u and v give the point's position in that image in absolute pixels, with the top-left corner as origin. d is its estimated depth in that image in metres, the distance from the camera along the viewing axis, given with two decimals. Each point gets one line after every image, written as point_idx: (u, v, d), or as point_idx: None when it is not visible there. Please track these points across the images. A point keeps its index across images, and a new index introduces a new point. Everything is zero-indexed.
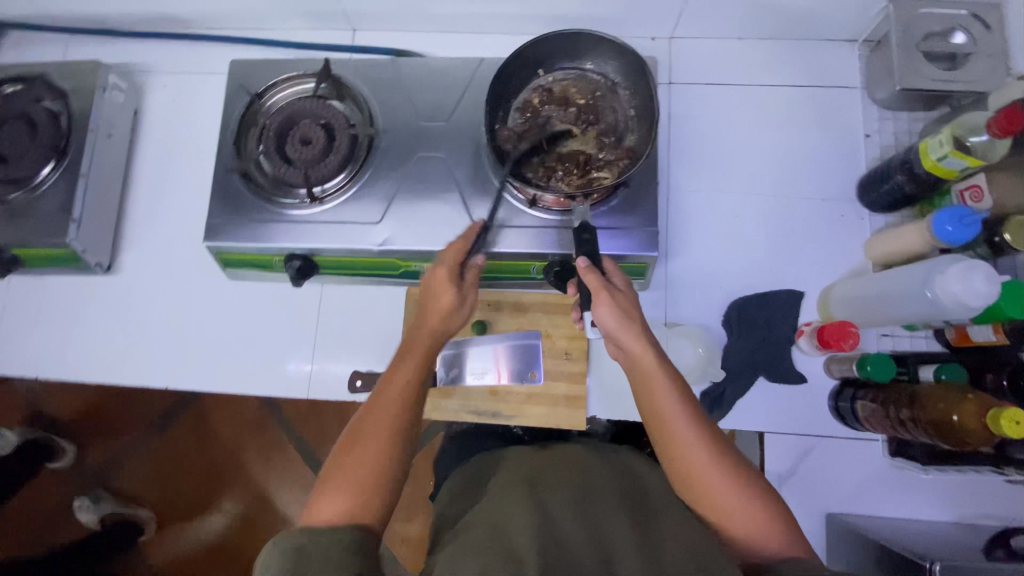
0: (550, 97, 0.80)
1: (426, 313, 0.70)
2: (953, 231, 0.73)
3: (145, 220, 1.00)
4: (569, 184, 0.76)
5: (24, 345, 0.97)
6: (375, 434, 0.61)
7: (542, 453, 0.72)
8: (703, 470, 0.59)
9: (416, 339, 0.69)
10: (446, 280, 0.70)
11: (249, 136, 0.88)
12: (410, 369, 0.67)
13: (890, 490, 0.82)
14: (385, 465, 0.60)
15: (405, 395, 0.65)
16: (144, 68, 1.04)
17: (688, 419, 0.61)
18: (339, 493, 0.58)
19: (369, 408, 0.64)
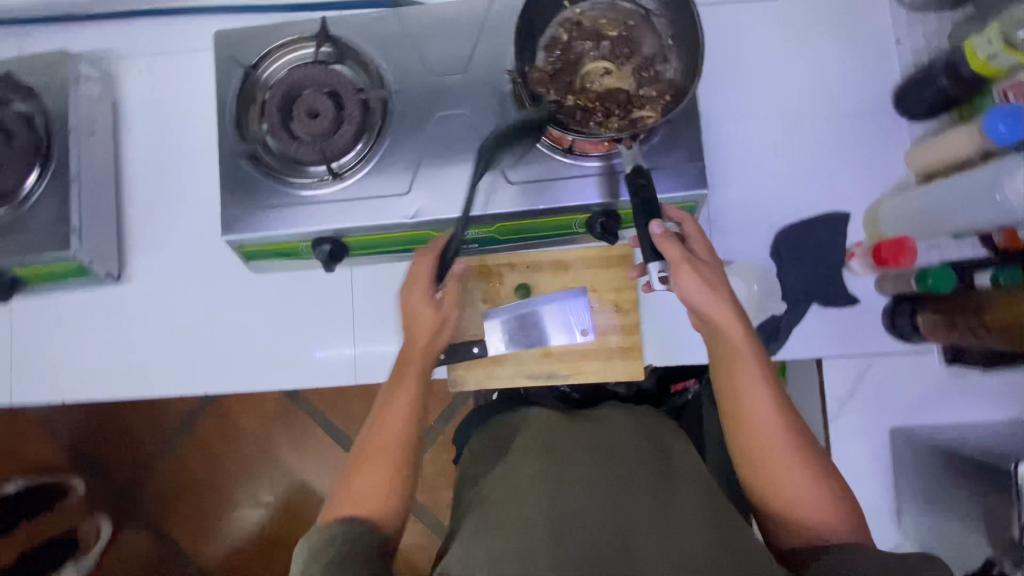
0: (579, 33, 0.75)
1: (414, 333, 0.75)
2: (1005, 129, 0.69)
3: (147, 221, 0.93)
4: (610, 126, 0.72)
5: (41, 369, 0.92)
6: (364, 461, 0.67)
7: (568, 417, 0.73)
8: (775, 453, 0.60)
9: (402, 370, 0.73)
10: (424, 302, 0.74)
11: (251, 115, 0.81)
12: (411, 384, 0.72)
13: (950, 398, 0.83)
14: (382, 503, 0.65)
15: (404, 420, 0.69)
16: (112, 53, 0.94)
17: (767, 395, 0.62)
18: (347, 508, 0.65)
19: (372, 432, 0.69)
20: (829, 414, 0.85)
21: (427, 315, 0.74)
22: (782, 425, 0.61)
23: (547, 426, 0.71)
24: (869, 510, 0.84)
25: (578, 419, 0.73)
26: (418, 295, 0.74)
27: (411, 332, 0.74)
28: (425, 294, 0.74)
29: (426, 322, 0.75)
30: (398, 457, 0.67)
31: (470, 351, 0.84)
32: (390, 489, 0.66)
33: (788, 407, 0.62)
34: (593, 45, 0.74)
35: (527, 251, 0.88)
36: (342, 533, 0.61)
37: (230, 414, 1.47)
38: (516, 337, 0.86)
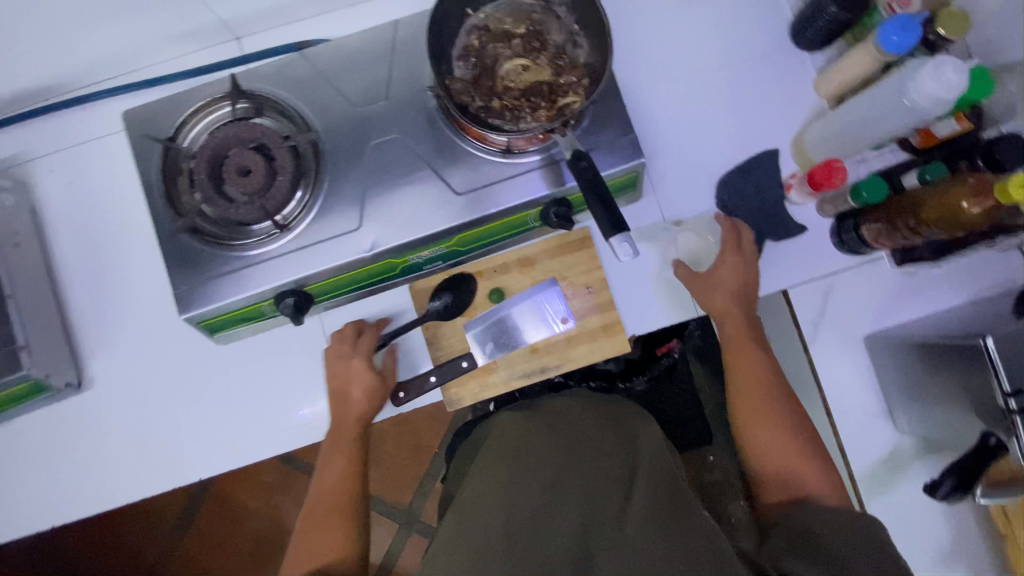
0: (489, 35, 0.76)
1: (347, 398, 0.82)
2: (899, 40, 0.75)
3: (96, 320, 0.88)
4: (541, 119, 0.73)
5: (20, 500, 0.86)
6: (335, 485, 0.80)
7: (529, 416, 0.82)
8: (794, 454, 0.75)
9: (345, 391, 0.82)
10: (363, 368, 0.82)
11: (179, 188, 0.78)
12: (346, 449, 0.82)
13: (909, 296, 0.88)
14: (343, 489, 0.80)
15: (348, 437, 0.82)
16: (17, 158, 0.90)
17: (783, 432, 0.76)
18: (303, 558, 0.76)
19: (333, 443, 0.82)
20: (806, 339, 0.89)
21: (362, 375, 0.82)
22: (791, 434, 0.76)
23: (513, 433, 0.80)
24: (864, 417, 0.88)
25: (537, 415, 0.82)
26: (358, 363, 0.82)
27: (353, 385, 0.82)
28: (359, 365, 0.82)
29: (348, 373, 0.82)
30: (352, 465, 0.82)
31: (459, 367, 0.84)
32: (348, 519, 0.78)
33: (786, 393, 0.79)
34: (504, 44, 0.75)
35: (490, 256, 0.88)
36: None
37: (231, 496, 1.42)
38: (499, 341, 0.86)
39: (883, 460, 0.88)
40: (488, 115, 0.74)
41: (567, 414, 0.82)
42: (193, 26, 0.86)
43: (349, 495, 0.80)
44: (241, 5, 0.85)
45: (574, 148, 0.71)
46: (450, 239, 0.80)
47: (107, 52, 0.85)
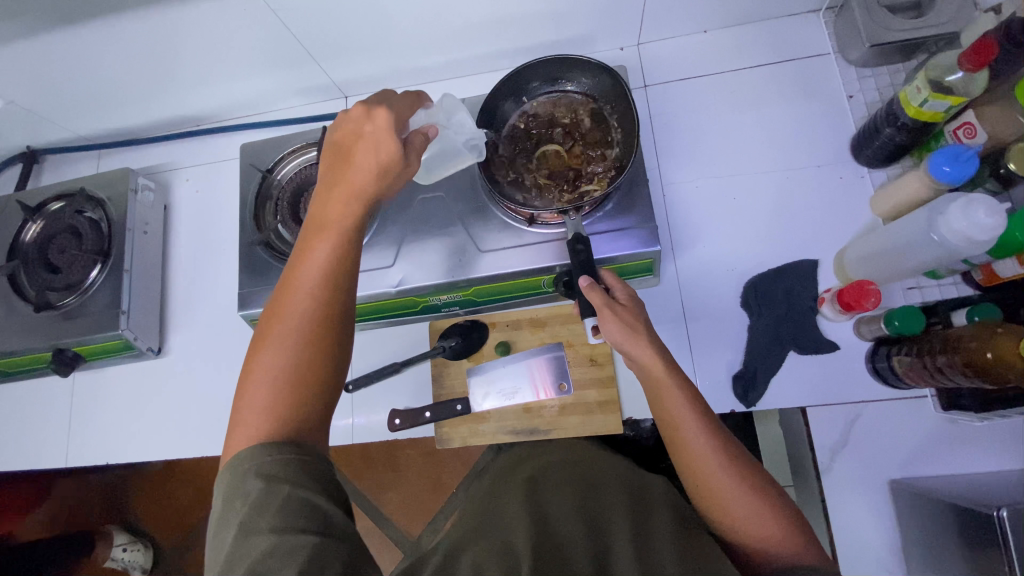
0: (535, 121, 0.85)
1: (359, 159, 0.63)
2: (952, 170, 0.72)
3: (187, 302, 1.08)
4: (561, 200, 0.80)
5: (91, 436, 1.05)
6: (299, 304, 0.59)
7: (541, 459, 0.84)
8: (733, 498, 0.61)
9: (352, 151, 0.64)
10: (389, 127, 0.62)
11: (266, 210, 0.96)
12: (332, 259, 0.61)
13: (951, 445, 0.78)
14: (329, 294, 0.60)
15: (346, 213, 0.63)
16: (169, 166, 1.15)
17: (735, 482, 0.61)
18: (258, 406, 0.55)
19: (321, 226, 0.63)
20: (820, 466, 0.82)
21: (382, 138, 0.62)
22: (758, 512, 0.59)
23: (532, 466, 0.83)
24: (877, 572, 0.78)
25: (551, 455, 0.84)
26: (383, 118, 0.62)
27: (367, 151, 0.63)
28: (385, 119, 0.62)
29: (363, 115, 0.63)
30: (339, 263, 0.61)
31: (453, 408, 0.90)
32: (326, 337, 0.58)
33: (729, 441, 0.64)
34: (547, 131, 0.84)
35: (507, 312, 0.95)
36: (286, 455, 0.52)
37: None
38: (498, 394, 0.91)
39: None
40: (517, 189, 0.82)
41: (586, 452, 0.84)
42: (312, 85, 1.07)
43: (339, 306, 0.60)
44: (350, 72, 1.05)
45: (578, 231, 0.76)
46: (468, 289, 0.88)
47: (247, 95, 1.09)
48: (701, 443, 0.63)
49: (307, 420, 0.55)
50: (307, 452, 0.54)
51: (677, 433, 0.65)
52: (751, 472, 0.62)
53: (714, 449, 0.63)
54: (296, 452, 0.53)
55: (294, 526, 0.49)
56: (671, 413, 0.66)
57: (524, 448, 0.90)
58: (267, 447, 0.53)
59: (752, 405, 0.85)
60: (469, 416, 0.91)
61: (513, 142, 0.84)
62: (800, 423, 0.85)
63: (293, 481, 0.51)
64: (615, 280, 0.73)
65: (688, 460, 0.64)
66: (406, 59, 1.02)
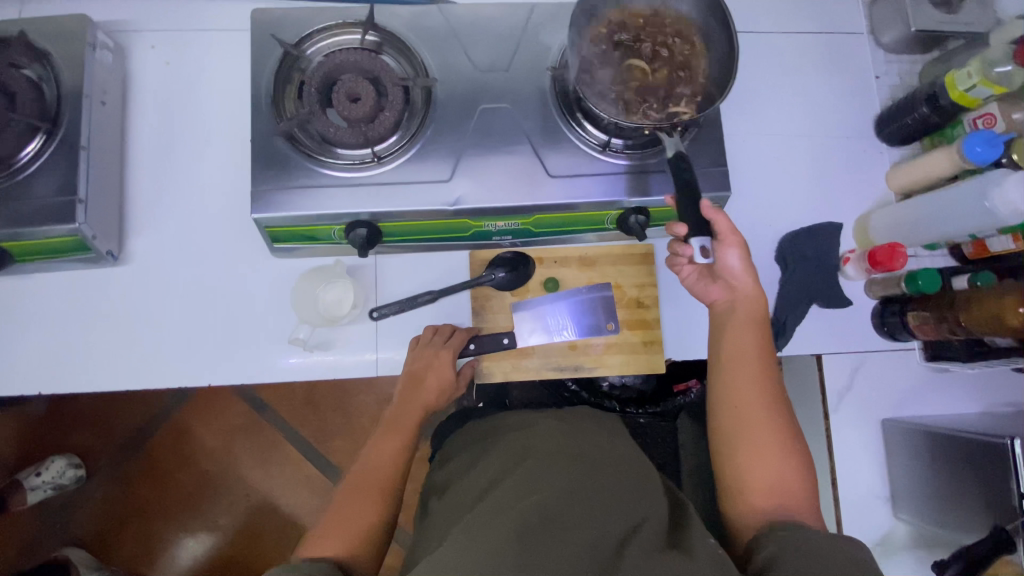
0: (626, 37, 0.80)
1: (416, 387, 0.82)
2: (982, 151, 0.81)
3: (155, 202, 0.87)
4: (650, 117, 0.77)
5: (13, 357, 0.82)
6: (381, 468, 0.74)
7: (537, 420, 0.78)
8: (760, 448, 0.69)
9: (422, 376, 0.82)
10: (450, 362, 0.82)
11: (287, 95, 0.79)
12: (396, 443, 0.77)
13: (930, 391, 0.92)
14: (395, 467, 0.75)
15: (413, 420, 0.80)
16: (125, 25, 0.90)
17: (765, 433, 0.69)
18: (331, 541, 0.66)
19: (392, 424, 0.80)
20: (829, 407, 0.92)
21: (443, 370, 0.82)
22: (776, 468, 0.68)
23: (524, 430, 0.76)
24: (867, 496, 0.90)
25: (552, 417, 0.78)
26: (446, 356, 0.83)
27: (430, 376, 0.82)
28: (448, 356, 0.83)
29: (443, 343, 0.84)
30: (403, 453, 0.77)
31: (499, 342, 0.85)
32: (388, 502, 0.71)
33: (782, 405, 0.72)
34: (638, 52, 0.80)
35: (554, 246, 0.91)
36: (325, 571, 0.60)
37: (185, 427, 1.44)
38: (542, 330, 0.88)
39: (878, 542, 0.89)
40: (604, 102, 0.77)
41: (586, 415, 0.79)
42: None
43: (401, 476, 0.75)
44: None
45: (679, 150, 0.75)
46: (528, 216, 0.82)
47: None
48: (752, 392, 0.72)
49: (368, 554, 0.67)
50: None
51: (731, 378, 0.73)
52: (787, 439, 0.69)
53: (765, 407, 0.71)
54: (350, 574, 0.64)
55: None
56: (737, 362, 0.74)
57: (518, 416, 0.83)
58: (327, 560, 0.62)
59: (780, 351, 0.91)
60: (511, 351, 0.87)
61: (602, 54, 0.79)
62: (813, 369, 0.94)
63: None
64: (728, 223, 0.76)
65: (735, 406, 0.72)
66: None
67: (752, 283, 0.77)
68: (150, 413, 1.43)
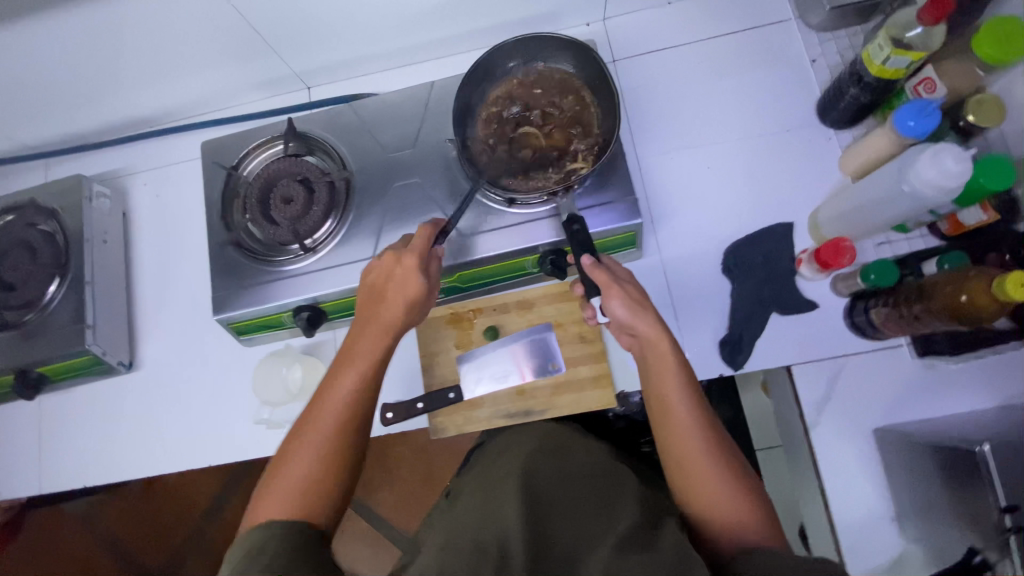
0: (513, 110, 0.84)
1: (382, 302, 0.74)
2: (916, 124, 0.73)
3: (157, 312, 1.03)
4: (550, 181, 0.79)
5: (63, 459, 0.99)
6: (334, 403, 0.69)
7: (524, 445, 0.81)
8: (705, 476, 0.63)
9: (384, 289, 0.74)
10: (413, 267, 0.73)
11: (234, 207, 0.92)
12: (358, 374, 0.70)
13: (928, 391, 0.82)
14: (354, 405, 0.69)
15: (376, 348, 0.72)
16: (124, 172, 1.10)
17: (710, 463, 0.63)
18: (280, 494, 0.64)
19: (352, 351, 0.72)
20: (809, 421, 0.84)
21: (407, 276, 0.73)
22: (728, 498, 0.62)
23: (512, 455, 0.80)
24: (867, 517, 0.81)
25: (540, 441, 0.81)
26: (410, 260, 0.73)
27: (394, 287, 0.73)
28: (411, 263, 0.73)
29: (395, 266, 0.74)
30: (368, 384, 0.71)
31: (446, 397, 0.89)
32: (344, 449, 0.67)
33: (714, 427, 0.67)
34: (528, 119, 0.83)
35: (493, 296, 0.95)
36: (280, 531, 0.61)
37: (245, 493, 1.61)
38: (488, 378, 0.91)
39: (888, 569, 0.79)
40: (506, 177, 0.81)
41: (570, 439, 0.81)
42: (273, 77, 1.04)
43: (359, 421, 0.70)
44: (311, 62, 1.01)
45: (571, 212, 0.78)
46: (452, 276, 0.87)
47: (201, 91, 1.04)
48: (686, 423, 0.66)
49: (323, 508, 0.65)
50: (315, 536, 0.63)
51: (662, 411, 0.68)
52: (727, 463, 0.64)
53: (700, 434, 0.65)
54: (296, 529, 0.62)
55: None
56: (663, 398, 0.68)
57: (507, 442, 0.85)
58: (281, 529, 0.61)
59: (739, 367, 0.86)
60: (462, 404, 0.91)
61: (494, 133, 0.83)
62: (788, 381, 0.87)
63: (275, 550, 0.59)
64: (613, 262, 0.75)
65: (671, 444, 0.66)
66: (366, 45, 0.99)
67: (646, 321, 0.70)
68: (215, 484, 1.62)
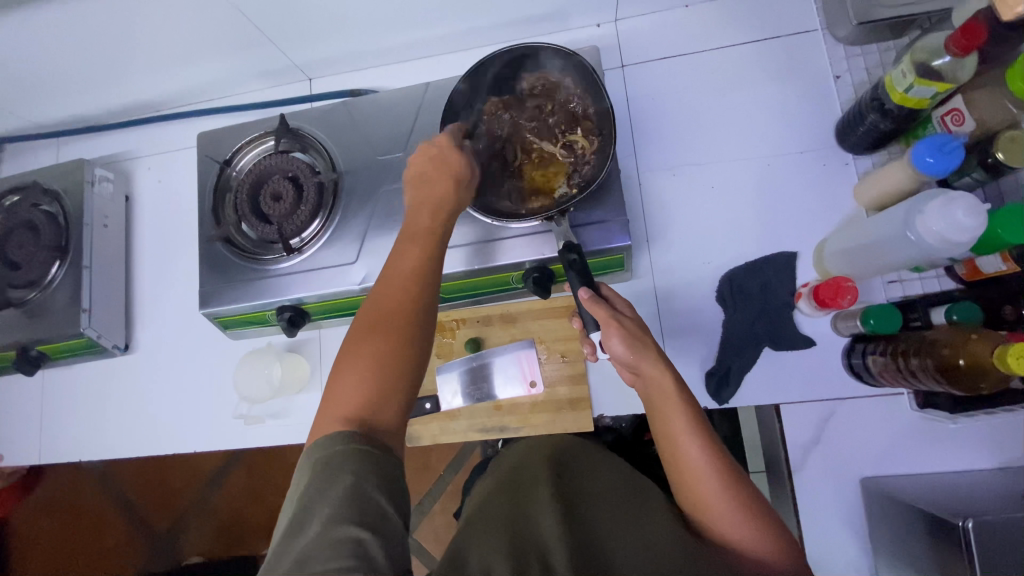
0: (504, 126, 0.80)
1: (427, 188, 0.67)
2: (935, 161, 0.67)
3: (153, 297, 1.05)
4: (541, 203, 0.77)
5: (62, 433, 1.04)
6: (394, 292, 0.60)
7: (540, 458, 0.76)
8: (728, 526, 0.56)
9: (430, 174, 0.67)
10: (454, 154, 0.68)
11: (227, 202, 0.92)
12: (410, 260, 0.62)
13: (924, 444, 0.77)
14: (417, 288, 0.60)
15: (427, 232, 0.64)
16: (129, 155, 1.11)
17: (734, 512, 0.56)
18: (350, 388, 0.54)
19: (409, 237, 0.64)
20: (792, 464, 0.81)
21: (452, 160, 0.67)
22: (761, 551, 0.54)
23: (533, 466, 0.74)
24: (844, 569, 0.77)
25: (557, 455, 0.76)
26: (450, 150, 0.68)
27: (438, 169, 0.67)
28: (447, 144, 0.68)
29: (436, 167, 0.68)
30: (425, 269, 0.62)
31: (421, 407, 0.90)
32: (413, 333, 0.58)
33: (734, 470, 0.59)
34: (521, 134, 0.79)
35: (478, 307, 0.93)
36: (345, 445, 0.51)
37: None
38: (465, 391, 0.90)
39: None
40: (501, 197, 0.78)
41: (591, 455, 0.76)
42: (273, 68, 1.02)
43: (422, 304, 0.60)
44: (311, 55, 0.99)
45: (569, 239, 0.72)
46: None
47: (202, 80, 1.03)
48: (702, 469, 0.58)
49: (397, 404, 0.55)
50: (380, 445, 0.52)
51: (675, 453, 0.60)
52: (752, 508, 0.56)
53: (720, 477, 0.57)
54: (374, 440, 0.52)
55: (345, 518, 0.47)
56: (672, 446, 0.60)
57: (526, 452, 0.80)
58: (348, 432, 0.51)
59: (724, 402, 0.82)
60: (438, 414, 0.90)
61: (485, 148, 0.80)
62: (775, 420, 0.83)
63: (355, 471, 0.49)
64: (612, 293, 0.68)
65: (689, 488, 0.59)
66: (366, 40, 0.96)
67: (652, 363, 0.62)
68: None
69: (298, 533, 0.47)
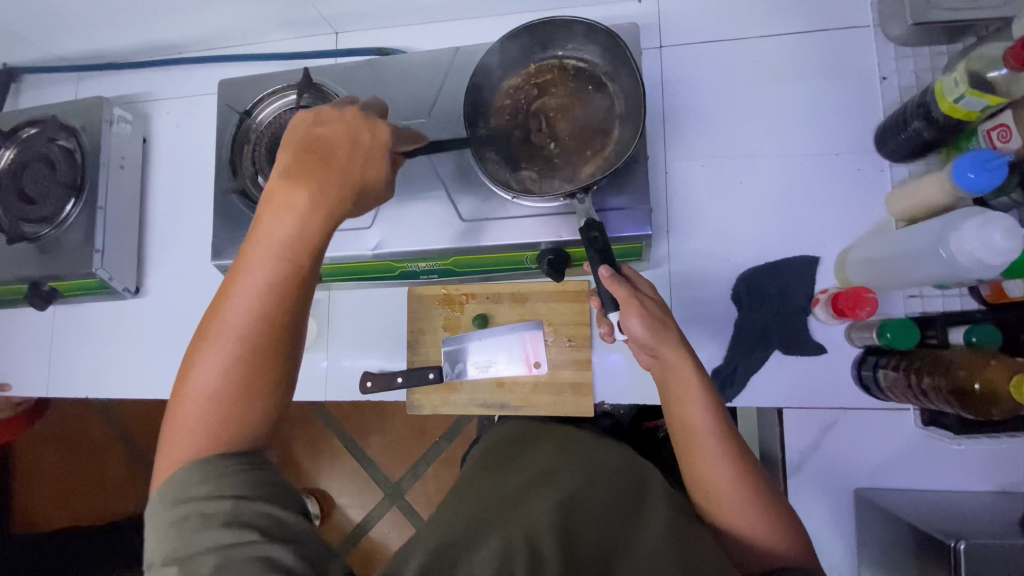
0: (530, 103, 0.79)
1: (319, 175, 0.59)
2: (976, 177, 0.64)
3: (165, 243, 1.05)
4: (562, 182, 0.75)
5: (69, 368, 1.05)
6: (233, 306, 0.55)
7: (546, 444, 0.78)
8: (735, 510, 0.60)
9: (325, 151, 0.60)
10: (353, 143, 0.60)
11: (243, 153, 0.90)
12: (262, 266, 0.56)
13: (923, 461, 0.77)
14: (260, 308, 0.55)
15: (293, 232, 0.57)
16: (148, 97, 1.09)
17: (742, 497, 0.59)
18: (182, 422, 0.52)
19: (250, 241, 0.57)
20: (788, 467, 0.81)
21: (356, 154, 0.60)
22: (762, 532, 0.59)
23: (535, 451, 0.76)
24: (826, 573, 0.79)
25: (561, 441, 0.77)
26: (343, 136, 0.60)
27: (325, 161, 0.59)
28: (353, 130, 0.60)
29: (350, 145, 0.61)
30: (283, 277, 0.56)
31: (426, 376, 0.89)
32: (273, 351, 0.54)
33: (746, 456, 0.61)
34: (541, 112, 0.78)
35: (489, 283, 0.92)
36: (206, 485, 0.50)
37: None
38: (468, 365, 0.90)
39: None
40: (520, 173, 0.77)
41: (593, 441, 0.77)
42: (300, 19, 0.99)
43: (286, 324, 0.56)
44: (340, 8, 0.96)
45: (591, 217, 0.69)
46: (447, 258, 0.84)
47: (227, 25, 1.00)
48: (716, 456, 0.61)
49: (253, 429, 0.54)
50: (253, 469, 0.52)
51: (688, 440, 0.63)
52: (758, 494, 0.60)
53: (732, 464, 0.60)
54: (245, 460, 0.52)
55: (224, 543, 0.48)
56: (687, 432, 0.63)
57: (531, 435, 0.82)
58: (203, 470, 0.50)
59: (726, 401, 0.82)
60: (440, 386, 0.91)
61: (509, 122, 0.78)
62: (776, 423, 0.83)
63: (218, 511, 0.49)
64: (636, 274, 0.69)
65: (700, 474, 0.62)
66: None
67: (677, 351, 0.63)
68: None
69: (193, 565, 0.47)
